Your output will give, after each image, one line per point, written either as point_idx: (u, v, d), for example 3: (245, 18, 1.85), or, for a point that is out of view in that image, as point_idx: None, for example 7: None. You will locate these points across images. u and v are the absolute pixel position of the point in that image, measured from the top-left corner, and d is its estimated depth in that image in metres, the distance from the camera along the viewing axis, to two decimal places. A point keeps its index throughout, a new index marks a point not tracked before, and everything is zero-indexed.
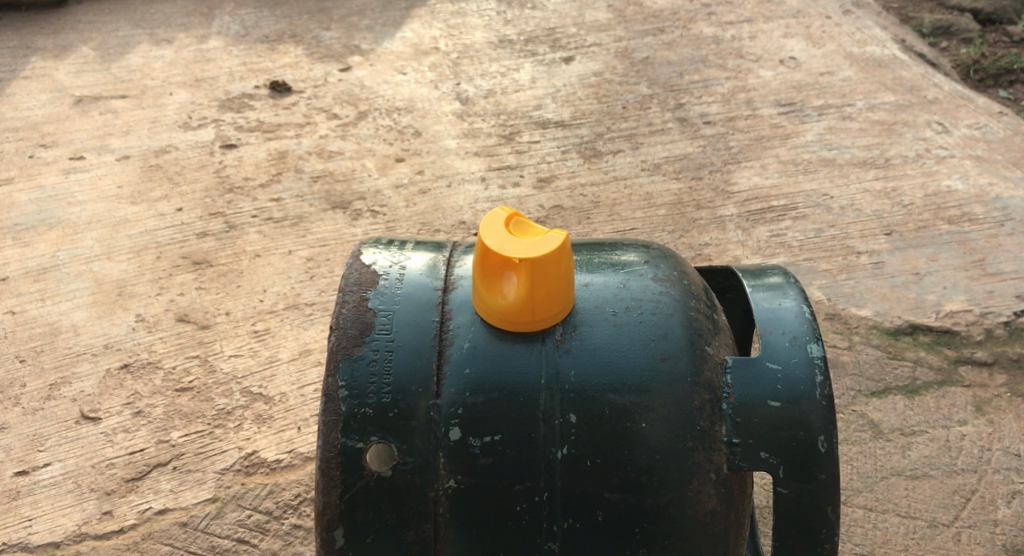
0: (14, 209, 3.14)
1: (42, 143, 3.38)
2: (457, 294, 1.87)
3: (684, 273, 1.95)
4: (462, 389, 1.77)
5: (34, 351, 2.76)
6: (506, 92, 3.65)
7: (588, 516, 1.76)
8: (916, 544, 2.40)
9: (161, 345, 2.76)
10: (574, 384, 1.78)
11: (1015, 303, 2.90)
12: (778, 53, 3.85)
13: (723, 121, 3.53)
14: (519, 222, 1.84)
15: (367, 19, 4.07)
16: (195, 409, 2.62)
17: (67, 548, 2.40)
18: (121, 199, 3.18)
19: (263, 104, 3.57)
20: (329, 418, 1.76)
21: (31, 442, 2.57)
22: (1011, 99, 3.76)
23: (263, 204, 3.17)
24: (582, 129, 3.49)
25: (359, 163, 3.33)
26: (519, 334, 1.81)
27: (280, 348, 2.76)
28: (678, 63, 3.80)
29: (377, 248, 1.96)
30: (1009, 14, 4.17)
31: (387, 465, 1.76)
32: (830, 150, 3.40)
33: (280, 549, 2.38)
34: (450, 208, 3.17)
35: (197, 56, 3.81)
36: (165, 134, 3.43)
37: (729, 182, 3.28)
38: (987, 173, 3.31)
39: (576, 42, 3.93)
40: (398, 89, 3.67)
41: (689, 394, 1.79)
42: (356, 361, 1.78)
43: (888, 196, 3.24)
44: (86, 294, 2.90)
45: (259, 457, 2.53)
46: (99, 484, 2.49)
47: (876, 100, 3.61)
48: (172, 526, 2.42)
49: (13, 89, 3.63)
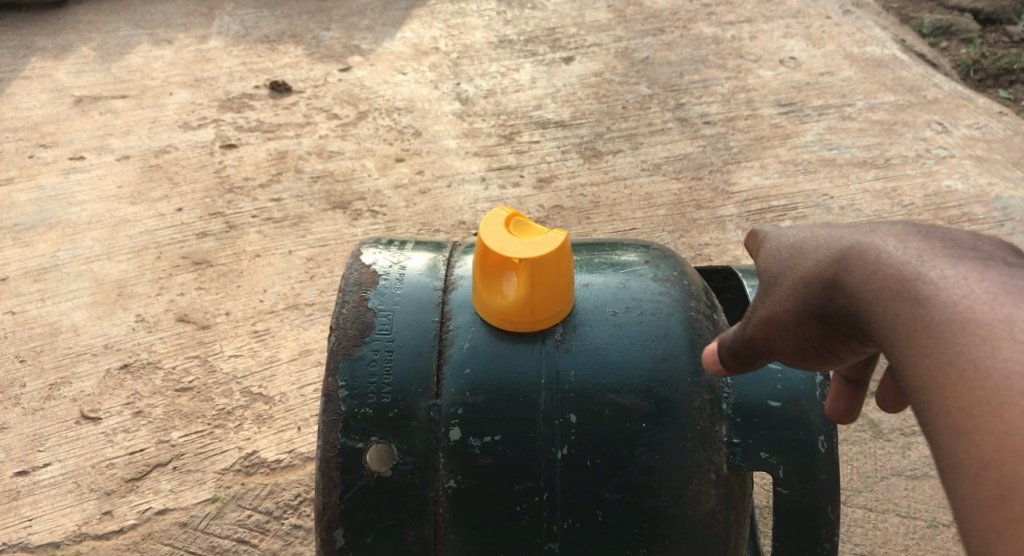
0: (14, 209, 3.15)
1: (41, 143, 3.38)
2: (457, 293, 1.87)
3: (684, 273, 1.95)
4: (461, 389, 1.77)
5: (34, 351, 2.76)
6: (506, 92, 3.65)
7: (588, 516, 1.76)
8: (916, 544, 2.40)
9: (161, 345, 2.76)
10: (574, 384, 1.78)
11: None
12: (778, 53, 3.85)
13: (723, 121, 3.53)
14: (519, 221, 1.84)
15: (367, 19, 4.07)
16: (194, 409, 2.62)
17: (67, 548, 2.39)
18: (121, 199, 3.18)
19: (263, 104, 3.57)
20: (329, 419, 1.76)
21: (31, 441, 2.57)
22: (1011, 99, 3.76)
23: (263, 204, 3.17)
24: (582, 129, 3.49)
25: (359, 163, 3.33)
26: (520, 334, 1.81)
27: (280, 347, 2.76)
28: (678, 63, 3.81)
29: (377, 248, 1.96)
30: (1008, 14, 4.18)
31: (387, 465, 1.75)
32: (831, 150, 3.40)
33: (280, 550, 2.38)
34: (450, 208, 3.17)
35: (198, 57, 3.80)
36: (165, 134, 3.43)
37: (729, 182, 3.28)
38: (987, 173, 3.32)
39: (576, 42, 3.93)
40: (398, 89, 3.67)
41: (688, 394, 1.79)
42: (356, 361, 1.78)
43: (888, 196, 3.24)
44: (86, 294, 2.90)
45: (259, 457, 2.53)
46: (99, 484, 2.49)
47: (875, 100, 3.61)
48: (172, 526, 2.42)
49: (13, 89, 3.64)
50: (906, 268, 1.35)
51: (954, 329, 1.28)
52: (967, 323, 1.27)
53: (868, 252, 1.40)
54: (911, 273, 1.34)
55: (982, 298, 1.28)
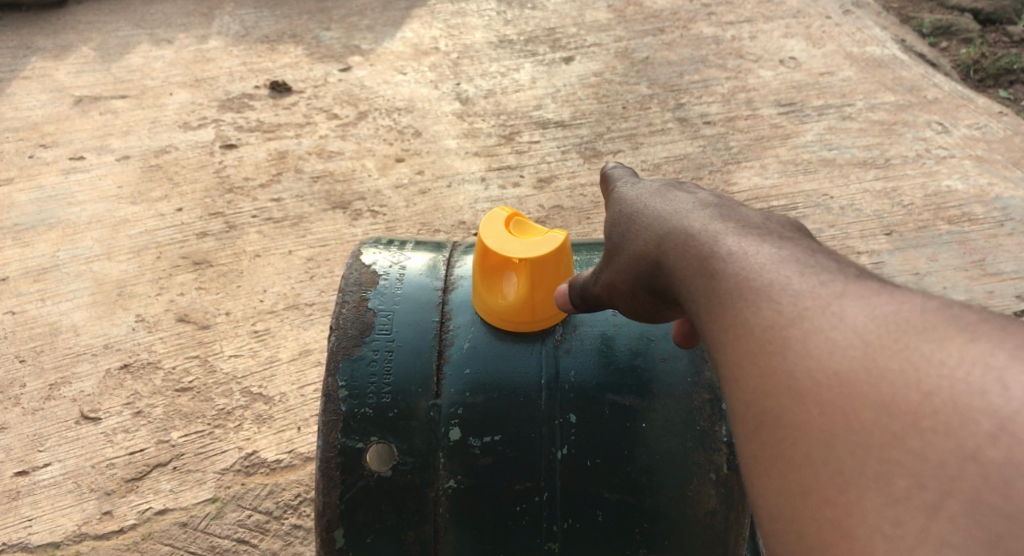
0: (14, 209, 3.15)
1: (41, 143, 3.38)
2: (457, 293, 1.88)
3: None
4: (461, 389, 1.77)
5: (34, 351, 2.76)
6: (506, 92, 3.65)
7: (588, 517, 1.76)
8: None
9: (161, 345, 2.76)
10: (574, 384, 1.78)
11: (1015, 303, 2.90)
12: (778, 53, 3.85)
13: (723, 121, 3.53)
14: (519, 222, 1.85)
15: (367, 19, 4.07)
16: (194, 409, 2.62)
17: (67, 548, 2.40)
18: (121, 199, 3.18)
19: (263, 104, 3.57)
20: (329, 419, 1.76)
21: (31, 441, 2.57)
22: (1011, 99, 3.76)
23: (263, 204, 3.17)
24: (582, 129, 3.49)
25: (359, 163, 3.33)
26: (520, 334, 1.82)
27: (280, 348, 2.76)
28: (678, 63, 3.80)
29: (377, 248, 1.96)
30: (1008, 14, 4.18)
31: (387, 465, 1.75)
32: (831, 150, 3.40)
33: (280, 550, 2.38)
34: (450, 208, 3.17)
35: (198, 57, 3.80)
36: (165, 134, 3.43)
37: (728, 182, 3.28)
38: (987, 174, 3.32)
39: (576, 42, 3.93)
40: (398, 89, 3.67)
41: (688, 394, 1.79)
42: (356, 361, 1.78)
43: (887, 196, 3.24)
44: (86, 294, 2.90)
45: (259, 457, 2.53)
46: (99, 484, 2.49)
47: (875, 100, 3.61)
48: (172, 526, 2.42)
49: (13, 89, 3.64)
50: (701, 236, 1.51)
51: (727, 287, 1.42)
52: (740, 291, 1.40)
53: (677, 227, 1.56)
54: (702, 240, 1.50)
55: (754, 269, 1.41)
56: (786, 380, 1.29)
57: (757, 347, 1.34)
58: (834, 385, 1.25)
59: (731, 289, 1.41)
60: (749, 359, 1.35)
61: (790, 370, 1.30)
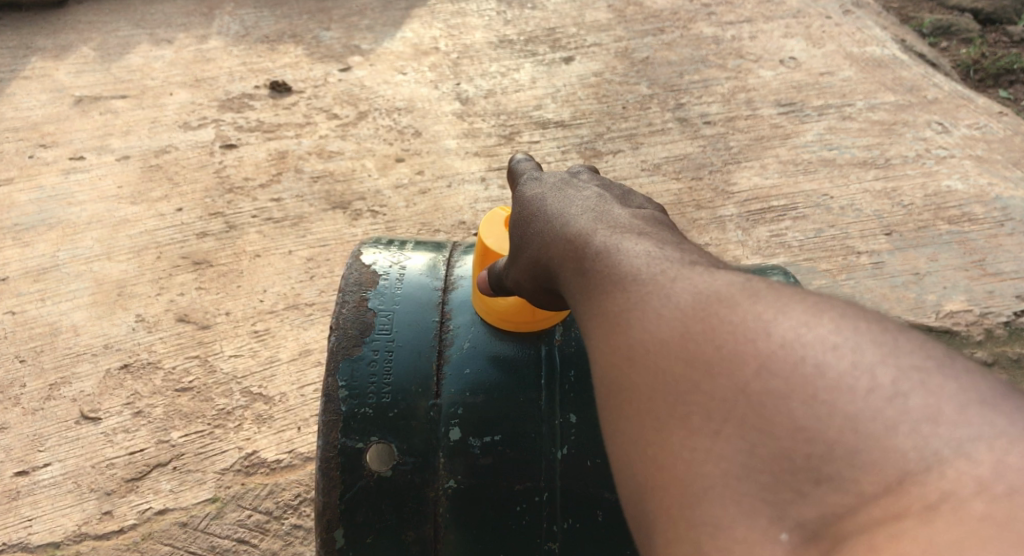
0: (14, 209, 3.15)
1: (41, 143, 3.38)
2: (457, 294, 1.88)
3: None
4: (461, 389, 1.78)
5: (34, 351, 2.76)
6: (506, 92, 3.65)
7: (589, 517, 1.76)
8: None
9: (161, 345, 2.76)
10: (574, 384, 1.79)
11: (1015, 303, 2.91)
12: (778, 53, 3.85)
13: (723, 121, 3.53)
14: None
15: (367, 19, 4.07)
16: (194, 409, 2.62)
17: (67, 548, 2.40)
18: (122, 199, 3.18)
19: (263, 104, 3.57)
20: (329, 419, 1.75)
21: (31, 441, 2.57)
22: (1011, 99, 3.77)
23: (263, 204, 3.17)
24: (582, 129, 3.49)
25: (359, 163, 3.33)
26: (520, 334, 1.83)
27: (280, 348, 2.76)
28: (678, 63, 3.80)
29: (377, 248, 1.96)
30: (1008, 14, 4.18)
31: (387, 465, 1.75)
32: (831, 150, 3.40)
33: (280, 549, 2.38)
34: (450, 208, 3.17)
35: (197, 57, 3.80)
36: (165, 134, 3.43)
37: (729, 182, 3.28)
38: (987, 173, 3.32)
39: (576, 42, 3.93)
40: (398, 89, 3.67)
41: None
42: (356, 361, 1.78)
43: (888, 196, 3.24)
44: (86, 294, 2.90)
45: (259, 457, 2.53)
46: (99, 484, 2.49)
47: (875, 100, 3.61)
48: (172, 526, 2.42)
49: (13, 89, 3.63)
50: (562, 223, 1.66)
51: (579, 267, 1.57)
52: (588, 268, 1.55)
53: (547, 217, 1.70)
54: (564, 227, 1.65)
55: (601, 249, 1.56)
56: (606, 344, 1.44)
57: (590, 320, 1.49)
58: (644, 340, 1.39)
59: (583, 270, 1.56)
60: (587, 329, 1.49)
61: (609, 335, 1.44)
